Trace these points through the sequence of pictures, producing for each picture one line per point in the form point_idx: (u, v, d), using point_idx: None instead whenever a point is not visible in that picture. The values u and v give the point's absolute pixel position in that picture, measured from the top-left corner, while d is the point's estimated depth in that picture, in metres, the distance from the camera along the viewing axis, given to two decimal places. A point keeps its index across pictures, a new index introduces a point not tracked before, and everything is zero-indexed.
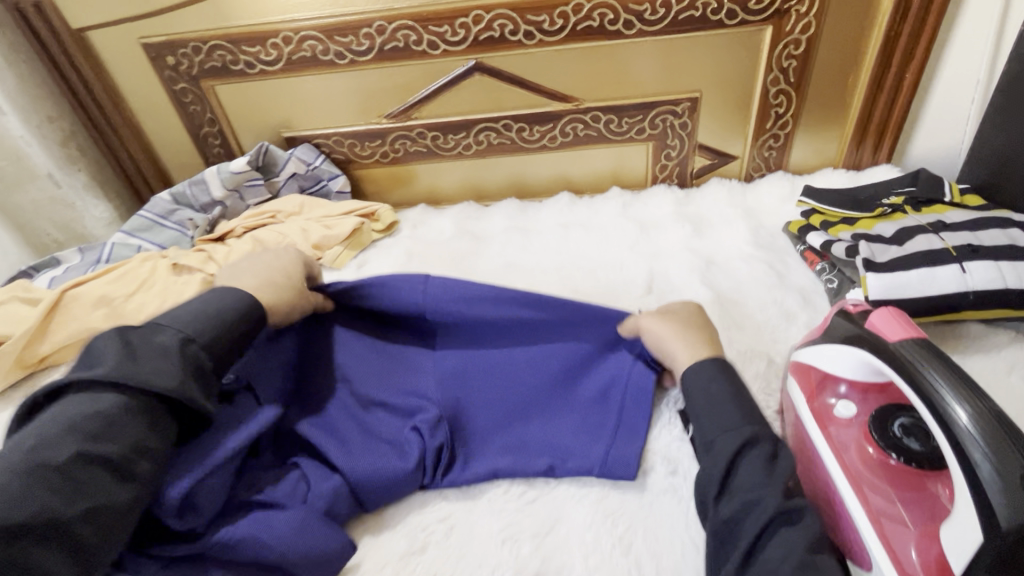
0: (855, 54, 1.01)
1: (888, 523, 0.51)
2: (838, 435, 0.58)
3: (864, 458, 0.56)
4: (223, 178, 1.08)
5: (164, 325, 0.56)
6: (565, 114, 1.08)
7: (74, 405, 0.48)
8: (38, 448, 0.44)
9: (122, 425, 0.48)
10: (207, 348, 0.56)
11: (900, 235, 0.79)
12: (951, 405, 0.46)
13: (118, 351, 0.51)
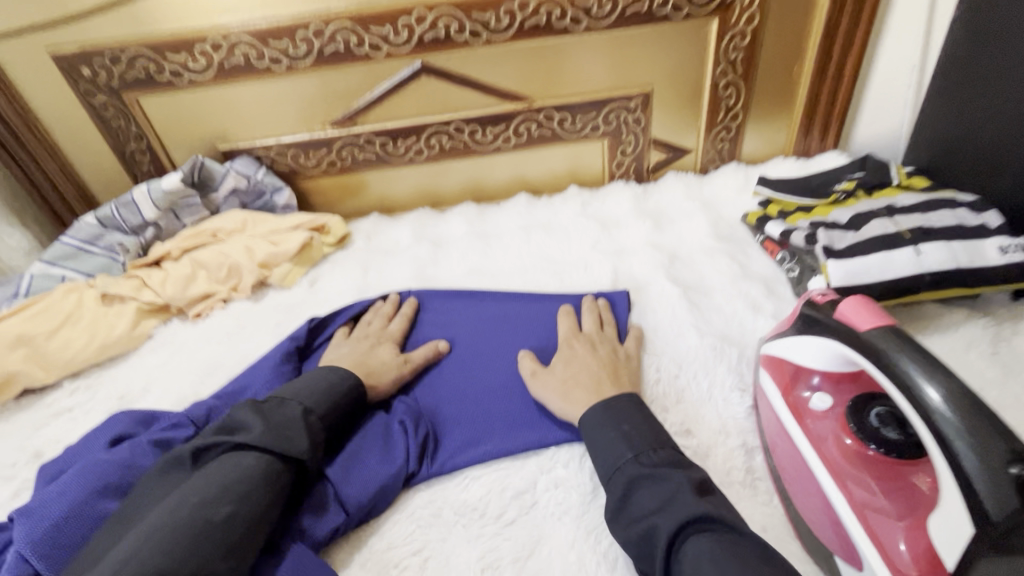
0: (799, 44, 1.02)
1: (871, 514, 0.51)
2: (816, 429, 0.57)
3: (843, 451, 0.55)
4: (155, 198, 1.00)
5: (286, 398, 0.60)
6: (518, 114, 1.05)
7: (221, 469, 0.52)
8: (199, 508, 0.48)
9: (258, 486, 0.51)
10: (323, 418, 0.61)
11: (855, 220, 0.80)
12: (922, 379, 0.45)
13: (257, 415, 0.57)
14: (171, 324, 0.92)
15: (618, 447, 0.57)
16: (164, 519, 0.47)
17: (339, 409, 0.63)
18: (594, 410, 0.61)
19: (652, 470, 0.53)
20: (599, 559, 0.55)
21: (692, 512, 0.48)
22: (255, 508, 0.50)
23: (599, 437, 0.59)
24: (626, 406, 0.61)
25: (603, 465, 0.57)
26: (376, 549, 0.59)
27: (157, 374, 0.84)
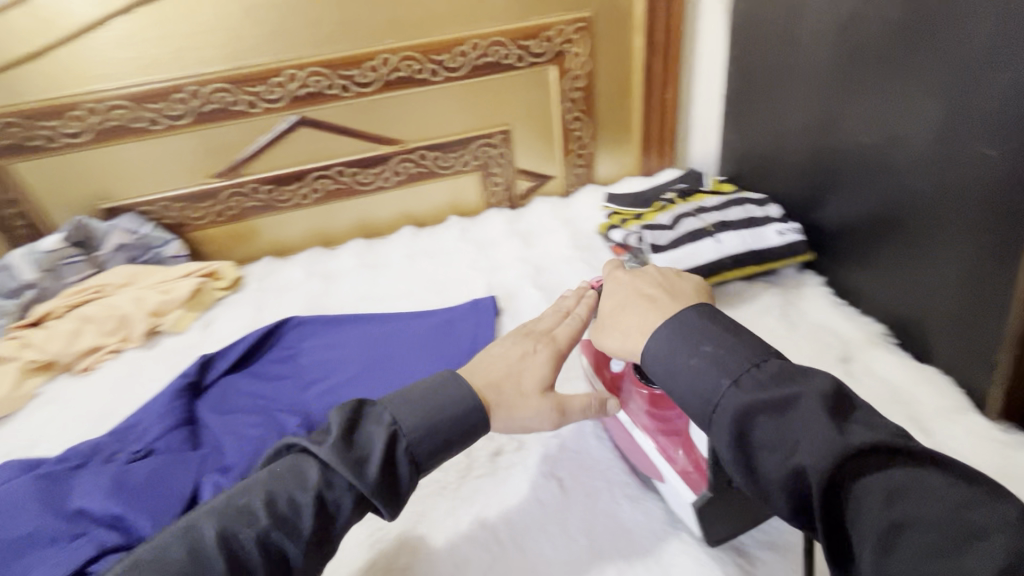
0: (626, 84, 1.23)
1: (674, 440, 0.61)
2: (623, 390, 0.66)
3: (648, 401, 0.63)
4: (35, 259, 1.02)
5: (381, 404, 0.51)
6: (394, 156, 1.17)
7: (286, 472, 0.47)
8: (236, 508, 0.44)
9: (305, 495, 0.45)
10: (417, 446, 0.49)
11: (674, 221, 0.98)
12: None
13: (345, 424, 0.48)
14: (58, 380, 0.93)
15: (707, 375, 0.46)
16: (220, 506, 0.45)
17: (450, 432, 0.51)
18: (669, 334, 0.51)
19: (763, 394, 0.43)
20: (471, 517, 0.64)
21: (849, 443, 0.38)
22: (267, 526, 0.44)
23: (668, 365, 0.49)
24: (704, 322, 0.50)
25: (698, 402, 0.46)
26: None
27: (44, 429, 0.85)
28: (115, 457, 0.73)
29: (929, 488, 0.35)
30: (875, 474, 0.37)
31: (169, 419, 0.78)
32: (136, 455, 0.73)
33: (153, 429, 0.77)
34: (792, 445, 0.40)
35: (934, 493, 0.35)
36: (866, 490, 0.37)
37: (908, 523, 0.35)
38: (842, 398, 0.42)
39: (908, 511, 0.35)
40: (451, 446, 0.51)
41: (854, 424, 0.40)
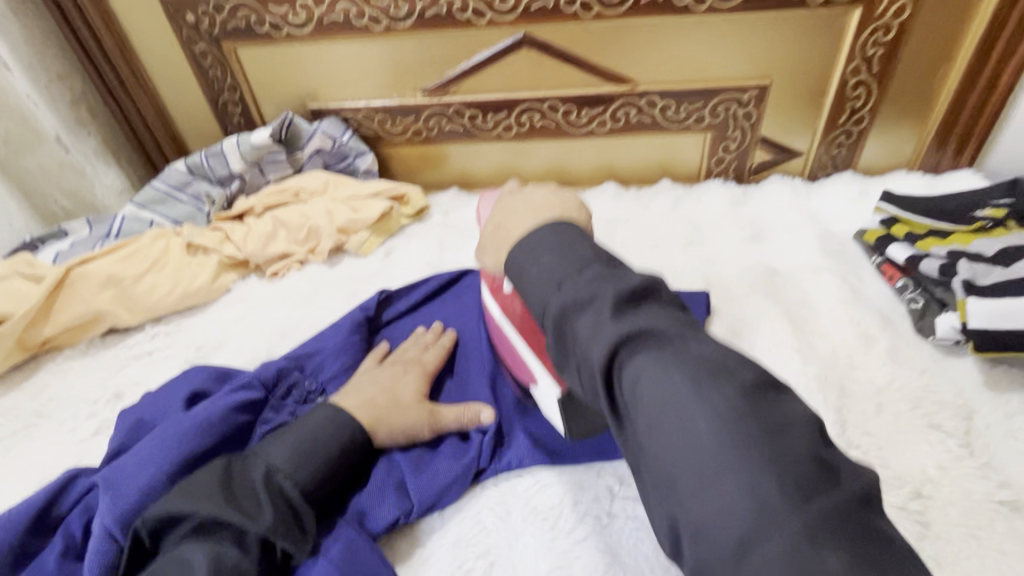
0: (950, 45, 0.90)
1: None
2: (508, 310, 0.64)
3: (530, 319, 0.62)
4: (243, 151, 1.00)
5: (259, 455, 0.54)
6: (618, 97, 0.98)
7: (167, 562, 0.46)
8: (170, 568, 0.45)
9: (267, 507, 0.50)
10: (294, 479, 0.53)
11: (1006, 255, 0.69)
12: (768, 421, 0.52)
13: (220, 479, 0.51)
14: (249, 280, 0.93)
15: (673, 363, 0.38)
16: (156, 570, 0.45)
17: (332, 453, 0.56)
18: (538, 265, 0.48)
19: (586, 288, 0.43)
20: None
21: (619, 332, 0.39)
22: (235, 560, 0.46)
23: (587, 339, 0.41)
24: (558, 238, 0.49)
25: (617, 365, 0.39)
26: (440, 545, 0.57)
27: (233, 329, 0.85)
28: (290, 394, 0.68)
29: (768, 452, 0.33)
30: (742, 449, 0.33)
31: (344, 358, 0.72)
32: (308, 395, 0.68)
33: (328, 365, 0.71)
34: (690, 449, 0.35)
35: (767, 466, 0.32)
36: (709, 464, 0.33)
37: (653, 404, 0.37)
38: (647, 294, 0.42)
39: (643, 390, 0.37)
40: (338, 468, 0.56)
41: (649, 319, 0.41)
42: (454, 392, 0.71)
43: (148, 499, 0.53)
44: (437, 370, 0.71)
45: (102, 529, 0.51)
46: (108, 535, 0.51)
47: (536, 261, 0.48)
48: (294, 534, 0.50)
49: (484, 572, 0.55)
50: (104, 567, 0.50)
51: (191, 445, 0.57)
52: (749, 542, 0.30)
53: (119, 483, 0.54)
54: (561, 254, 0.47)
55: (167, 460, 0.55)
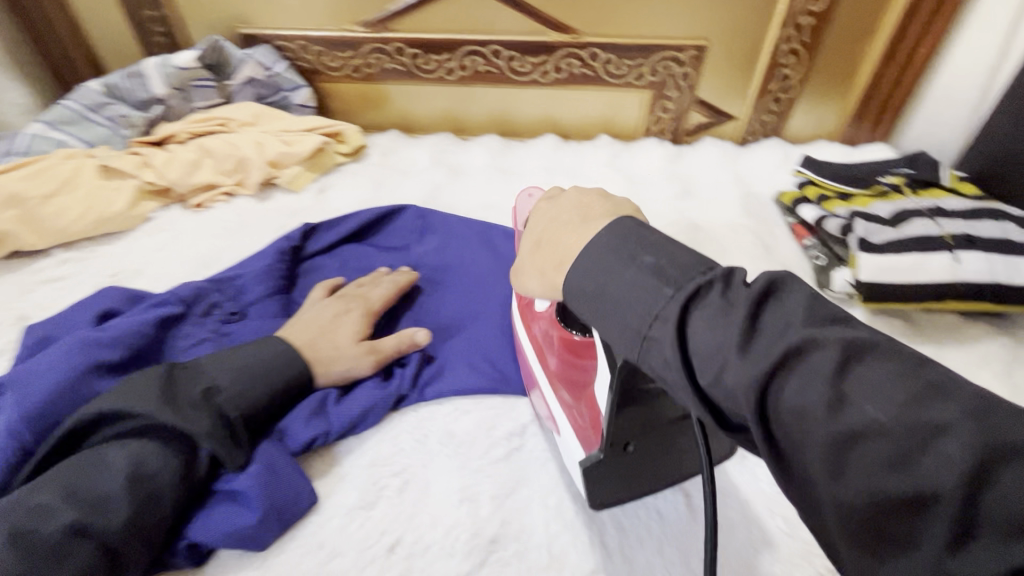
0: (873, 19, 0.95)
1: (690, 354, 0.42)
2: (538, 333, 0.60)
3: (562, 344, 0.57)
4: (166, 73, 0.94)
5: (203, 369, 0.54)
6: (561, 47, 0.98)
7: (85, 465, 0.46)
8: (87, 466, 0.46)
9: (205, 417, 0.51)
10: (234, 402, 0.53)
11: (897, 216, 0.76)
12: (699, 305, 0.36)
13: (161, 381, 0.52)
14: (171, 209, 0.89)
15: (648, 281, 0.38)
16: (75, 461, 0.47)
17: (272, 386, 0.57)
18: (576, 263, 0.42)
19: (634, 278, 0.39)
20: (579, 507, 0.55)
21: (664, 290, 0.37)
22: (156, 469, 0.48)
23: (602, 291, 0.40)
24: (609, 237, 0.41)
25: (579, 282, 0.41)
26: (356, 464, 0.59)
27: (151, 259, 0.81)
28: (211, 312, 0.66)
29: (816, 366, 0.31)
30: (705, 320, 0.34)
31: (267, 282, 0.71)
32: (230, 316, 0.67)
33: (250, 289, 0.69)
34: (710, 330, 0.34)
35: (820, 376, 0.30)
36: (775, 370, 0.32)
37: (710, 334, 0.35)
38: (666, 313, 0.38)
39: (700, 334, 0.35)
40: (278, 401, 0.57)
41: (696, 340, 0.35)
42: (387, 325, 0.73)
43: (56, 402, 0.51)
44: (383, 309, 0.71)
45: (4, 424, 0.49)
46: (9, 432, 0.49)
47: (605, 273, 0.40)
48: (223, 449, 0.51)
49: (398, 488, 0.57)
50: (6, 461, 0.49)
51: (106, 352, 0.56)
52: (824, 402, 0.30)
53: (24, 385, 0.52)
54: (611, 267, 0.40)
55: (79, 361, 0.54)
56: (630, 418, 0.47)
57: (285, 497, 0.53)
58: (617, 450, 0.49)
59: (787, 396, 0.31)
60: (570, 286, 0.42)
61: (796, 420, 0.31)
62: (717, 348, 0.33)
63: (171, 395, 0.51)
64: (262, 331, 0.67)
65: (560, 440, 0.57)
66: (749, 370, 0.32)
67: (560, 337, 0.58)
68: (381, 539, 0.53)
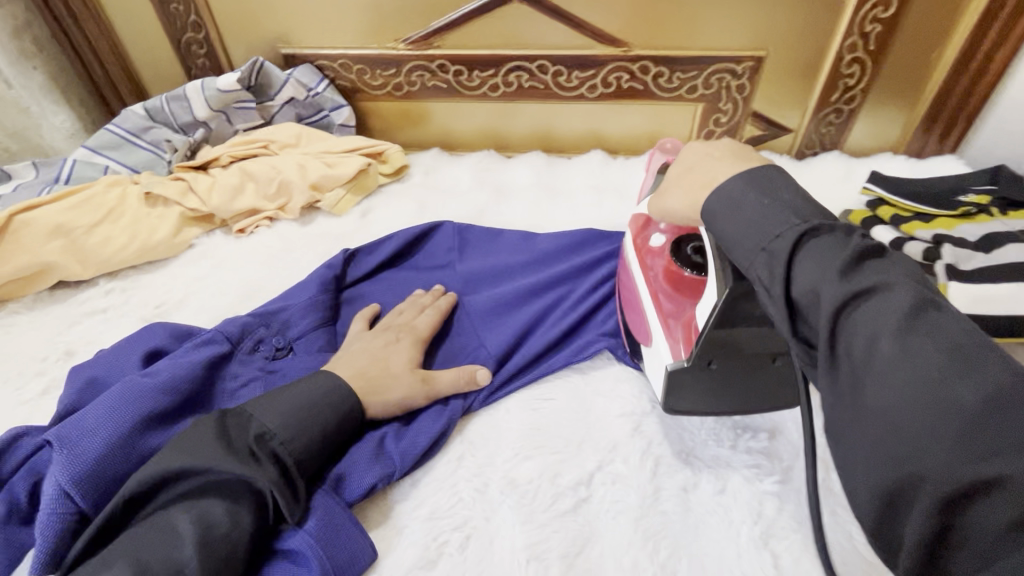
0: (948, 24, 0.89)
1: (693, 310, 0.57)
2: (650, 266, 0.63)
3: (667, 278, 0.61)
4: (208, 96, 0.93)
5: (255, 413, 0.52)
6: (610, 61, 0.94)
7: (152, 534, 0.44)
8: (156, 535, 0.44)
9: (265, 466, 0.48)
10: (289, 447, 0.50)
11: (989, 240, 0.70)
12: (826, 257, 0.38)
13: (217, 433, 0.49)
14: (214, 235, 0.87)
15: (779, 212, 0.41)
16: (143, 530, 0.45)
17: (329, 423, 0.54)
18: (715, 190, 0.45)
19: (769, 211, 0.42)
20: (658, 567, 0.51)
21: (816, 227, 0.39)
22: (225, 531, 0.45)
23: (727, 224, 0.44)
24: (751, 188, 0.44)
25: (744, 227, 0.43)
26: (414, 514, 0.55)
27: (195, 287, 0.80)
28: (258, 350, 0.63)
29: (895, 303, 0.33)
30: (830, 258, 0.37)
31: (313, 315, 0.68)
32: (277, 351, 0.64)
33: (297, 322, 0.66)
34: (813, 274, 0.37)
35: (908, 347, 0.32)
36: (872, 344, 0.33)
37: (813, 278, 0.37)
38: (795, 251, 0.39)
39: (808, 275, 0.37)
40: (334, 439, 0.54)
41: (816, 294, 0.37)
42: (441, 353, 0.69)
43: (110, 458, 0.49)
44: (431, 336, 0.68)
45: (56, 487, 0.47)
46: (63, 494, 0.47)
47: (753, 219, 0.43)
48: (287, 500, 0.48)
49: (460, 543, 0.53)
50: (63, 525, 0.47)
51: (157, 400, 0.54)
52: (910, 393, 0.31)
53: (72, 441, 0.49)
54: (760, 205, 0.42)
55: (130, 414, 0.52)
56: (725, 339, 0.53)
57: (351, 549, 0.50)
58: (702, 365, 0.55)
59: (860, 337, 0.33)
60: (711, 202, 0.45)
61: (859, 360, 0.33)
62: (816, 278, 0.37)
63: (229, 445, 0.49)
64: (312, 364, 0.64)
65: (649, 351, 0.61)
66: (882, 341, 0.33)
67: (668, 271, 0.61)
68: None
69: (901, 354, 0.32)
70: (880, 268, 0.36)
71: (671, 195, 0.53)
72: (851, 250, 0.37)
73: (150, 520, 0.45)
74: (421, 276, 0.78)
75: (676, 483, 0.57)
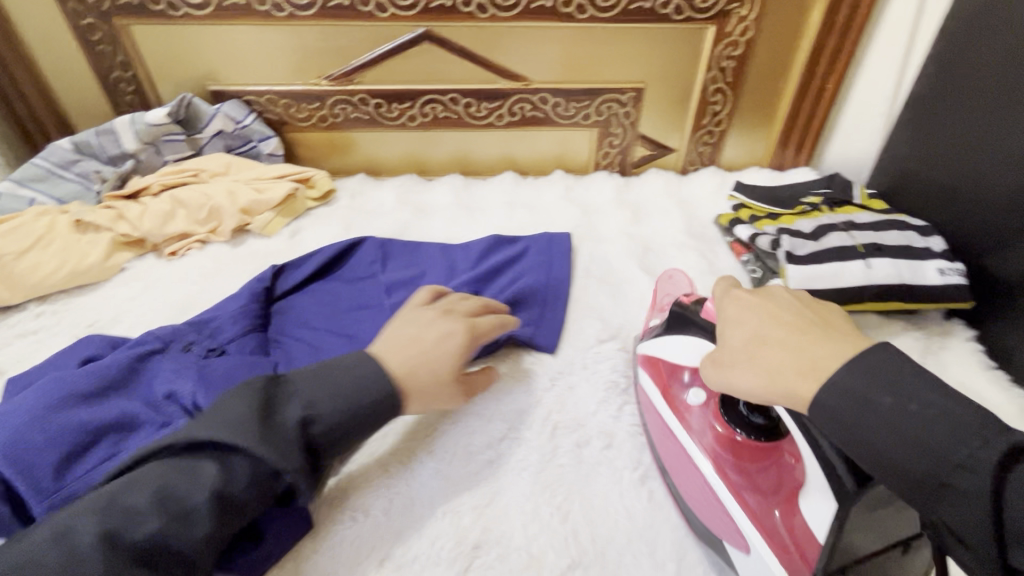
0: (786, 60, 1.08)
1: (745, 496, 0.53)
2: (692, 420, 0.60)
3: (722, 446, 0.57)
4: (137, 130, 0.98)
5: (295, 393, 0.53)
6: (514, 93, 1.07)
7: None
8: None
9: None
10: None
11: (817, 231, 0.86)
12: (951, 439, 0.38)
13: None
14: (145, 259, 0.91)
15: (868, 391, 0.41)
16: None
17: None
18: (835, 367, 0.43)
19: (863, 388, 0.42)
20: (554, 508, 0.61)
21: (912, 392, 0.40)
22: None
23: (824, 414, 0.43)
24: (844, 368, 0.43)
25: (838, 409, 0.42)
26: (341, 485, 0.62)
27: (128, 307, 0.84)
28: (189, 349, 0.69)
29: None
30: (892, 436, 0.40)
31: (243, 321, 0.74)
32: (209, 352, 0.69)
33: (226, 328, 0.72)
34: (917, 454, 0.39)
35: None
36: (958, 480, 0.37)
37: (932, 458, 0.38)
38: (909, 437, 0.39)
39: (901, 441, 0.39)
40: None
41: (948, 473, 0.37)
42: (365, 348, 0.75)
43: (28, 432, 0.54)
44: None
45: None
46: None
47: (846, 413, 0.42)
48: None
49: (384, 508, 0.60)
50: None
51: (80, 385, 0.59)
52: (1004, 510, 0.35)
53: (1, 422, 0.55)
54: (853, 390, 0.42)
55: (54, 400, 0.57)
56: (846, 547, 0.47)
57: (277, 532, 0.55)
58: None
59: (1004, 508, 0.35)
60: (820, 398, 0.43)
61: (994, 519, 0.36)
62: (937, 457, 0.38)
63: None
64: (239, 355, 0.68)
65: (740, 551, 0.53)
66: (968, 481, 0.37)
67: (720, 438, 0.57)
68: (371, 556, 0.56)
69: None
70: (955, 425, 0.38)
71: (740, 370, 0.49)
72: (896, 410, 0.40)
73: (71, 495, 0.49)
74: (346, 286, 0.86)
75: (571, 441, 0.67)
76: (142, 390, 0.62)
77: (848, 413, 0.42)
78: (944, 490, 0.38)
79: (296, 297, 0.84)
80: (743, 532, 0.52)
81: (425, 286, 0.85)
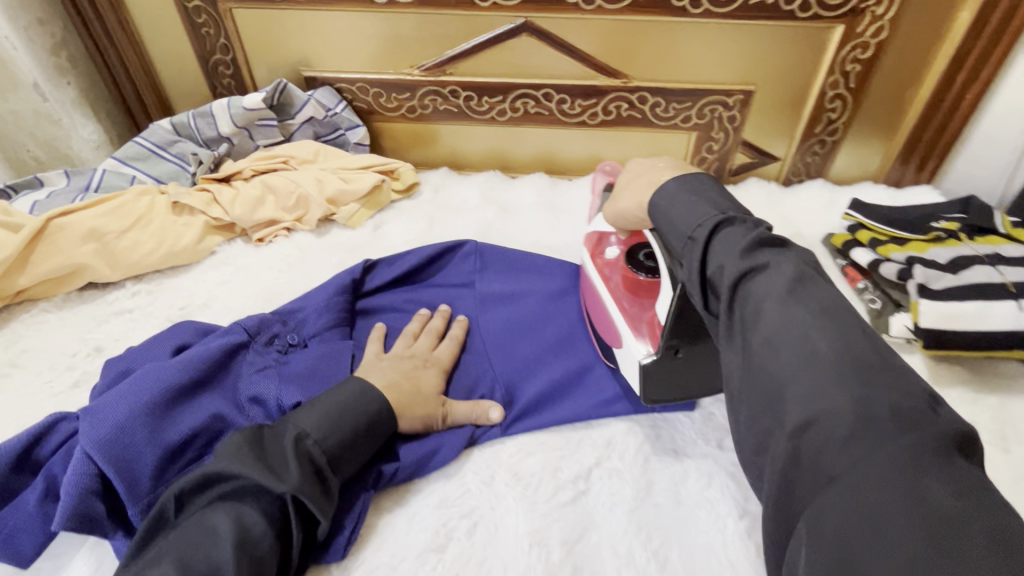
0: (922, 66, 0.97)
1: (636, 319, 0.66)
2: (609, 274, 0.72)
3: (625, 284, 0.70)
4: (233, 113, 0.99)
5: (288, 421, 0.55)
6: (611, 91, 1.01)
7: (191, 535, 0.46)
8: (196, 536, 0.46)
9: (296, 470, 0.50)
10: (323, 446, 0.54)
11: (956, 262, 0.76)
12: (716, 236, 0.47)
13: (249, 442, 0.52)
14: (234, 243, 0.92)
15: (703, 207, 0.50)
16: (182, 533, 0.46)
17: (357, 428, 0.57)
18: (674, 184, 0.54)
19: (691, 197, 0.52)
20: (650, 555, 0.55)
21: (716, 211, 0.49)
22: (257, 532, 0.48)
23: (666, 210, 0.53)
24: (684, 192, 0.53)
25: (684, 225, 0.50)
26: (425, 506, 0.59)
27: (217, 292, 0.84)
28: (273, 343, 0.67)
29: (792, 292, 0.41)
30: (772, 279, 0.42)
31: (328, 316, 0.71)
32: (290, 347, 0.67)
33: (311, 322, 0.70)
34: (726, 254, 0.45)
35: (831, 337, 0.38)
36: (742, 284, 0.43)
37: (709, 247, 0.47)
38: (711, 233, 0.48)
39: (701, 231, 0.48)
40: (362, 439, 0.57)
41: (725, 260, 0.45)
42: (457, 363, 0.72)
43: (127, 426, 0.53)
44: (452, 364, 0.71)
45: (82, 451, 0.52)
46: (87, 458, 0.52)
47: (677, 213, 0.52)
48: (319, 502, 0.51)
49: (467, 531, 0.57)
50: (81, 487, 0.50)
51: (176, 376, 0.58)
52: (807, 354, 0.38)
53: (98, 411, 0.54)
54: (693, 199, 0.52)
55: (152, 396, 0.55)
56: (683, 328, 0.59)
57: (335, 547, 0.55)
58: (670, 354, 0.60)
59: (760, 301, 0.41)
60: (656, 199, 0.55)
61: (761, 322, 0.41)
62: (724, 258, 0.45)
63: (259, 452, 0.51)
64: (327, 359, 0.66)
65: (621, 352, 0.67)
66: (742, 286, 0.43)
67: (625, 278, 0.70)
68: None
69: (787, 315, 0.40)
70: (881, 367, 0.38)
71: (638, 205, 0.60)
72: (752, 239, 0.45)
73: (190, 525, 0.47)
74: (437, 295, 0.82)
75: (667, 477, 0.62)
76: (228, 385, 0.62)
77: (682, 217, 0.51)
78: (724, 282, 0.44)
79: (382, 300, 0.81)
80: (621, 332, 0.66)
81: (519, 302, 0.80)
